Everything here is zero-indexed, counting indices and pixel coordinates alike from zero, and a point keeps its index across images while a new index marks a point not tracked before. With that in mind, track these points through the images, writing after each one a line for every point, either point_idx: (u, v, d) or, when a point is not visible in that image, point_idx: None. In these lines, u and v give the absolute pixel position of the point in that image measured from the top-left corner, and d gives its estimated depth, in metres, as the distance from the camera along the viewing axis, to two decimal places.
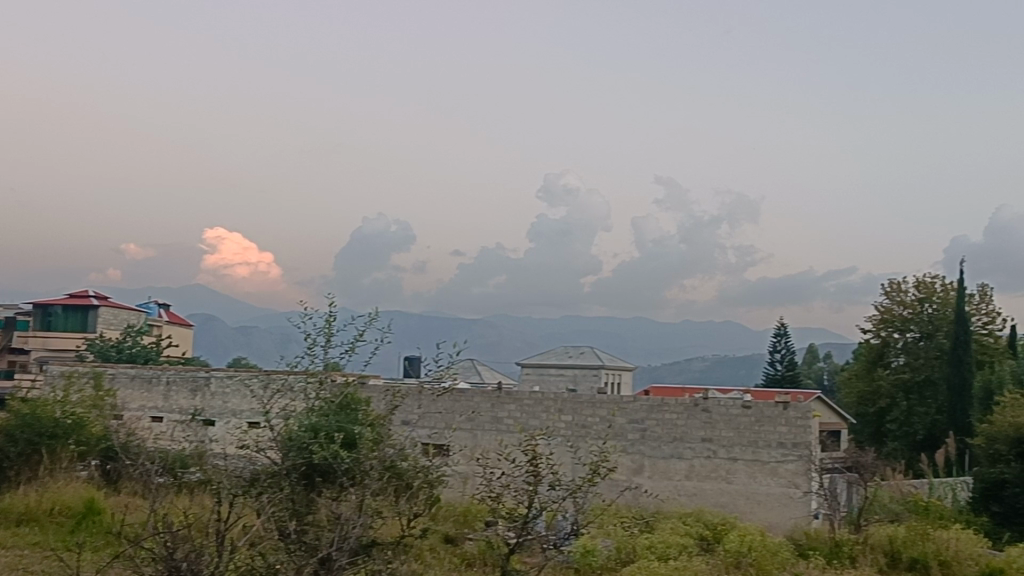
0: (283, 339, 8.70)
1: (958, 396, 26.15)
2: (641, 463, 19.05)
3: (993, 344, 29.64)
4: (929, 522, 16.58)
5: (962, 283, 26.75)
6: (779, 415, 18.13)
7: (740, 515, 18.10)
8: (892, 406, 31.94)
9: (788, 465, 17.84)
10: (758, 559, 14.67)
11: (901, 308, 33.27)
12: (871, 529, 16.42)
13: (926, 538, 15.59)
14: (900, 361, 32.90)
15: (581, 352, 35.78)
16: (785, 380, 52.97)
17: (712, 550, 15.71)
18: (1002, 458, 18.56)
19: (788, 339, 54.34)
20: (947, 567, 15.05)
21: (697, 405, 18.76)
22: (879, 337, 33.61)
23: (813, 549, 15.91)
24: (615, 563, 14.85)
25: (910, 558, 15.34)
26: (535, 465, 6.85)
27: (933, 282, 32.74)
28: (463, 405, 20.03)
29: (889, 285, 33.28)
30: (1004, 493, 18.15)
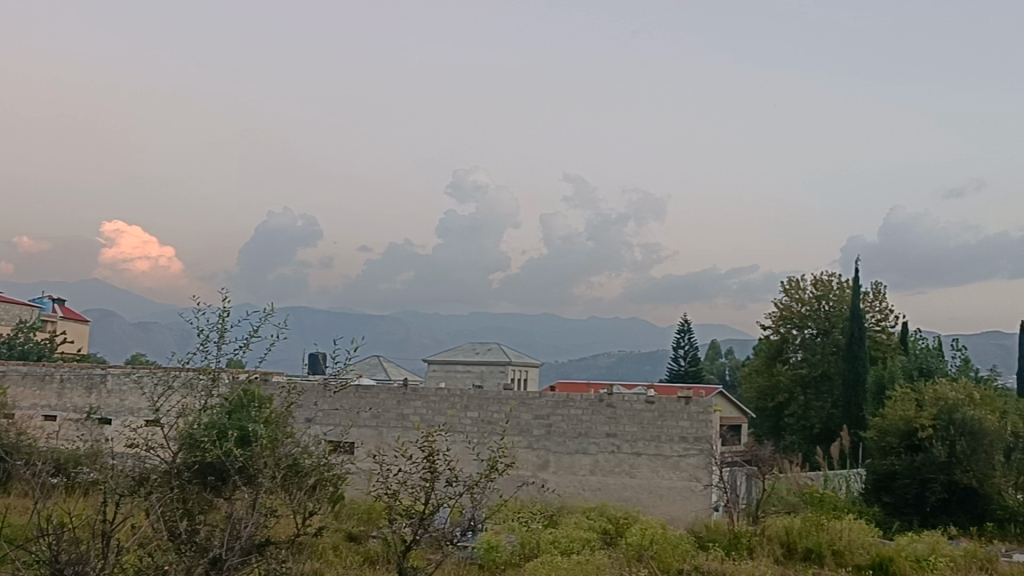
0: (178, 335, 8.48)
1: (853, 390, 26.98)
2: (547, 459, 19.19)
3: (886, 340, 30.65)
4: (823, 513, 17.07)
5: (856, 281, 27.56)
6: (681, 410, 18.43)
7: (643, 509, 18.37)
8: (790, 400, 32.77)
9: (689, 459, 18.16)
10: (659, 551, 14.89)
11: (799, 305, 34.19)
12: (768, 520, 16.81)
13: (820, 528, 16.05)
14: (798, 357, 33.80)
15: (488, 348, 35.85)
16: (688, 376, 53.97)
17: (614, 544, 15.90)
18: (893, 450, 19.28)
19: (692, 335, 55.31)
20: (839, 556, 15.52)
21: (602, 400, 18.98)
22: (778, 333, 34.47)
23: (712, 541, 16.20)
24: (519, 558, 14.91)
25: (805, 547, 15.76)
26: (432, 462, 6.81)
27: (829, 280, 33.70)
28: (368, 402, 19.86)
29: (787, 283, 34.14)
30: (895, 484, 18.84)
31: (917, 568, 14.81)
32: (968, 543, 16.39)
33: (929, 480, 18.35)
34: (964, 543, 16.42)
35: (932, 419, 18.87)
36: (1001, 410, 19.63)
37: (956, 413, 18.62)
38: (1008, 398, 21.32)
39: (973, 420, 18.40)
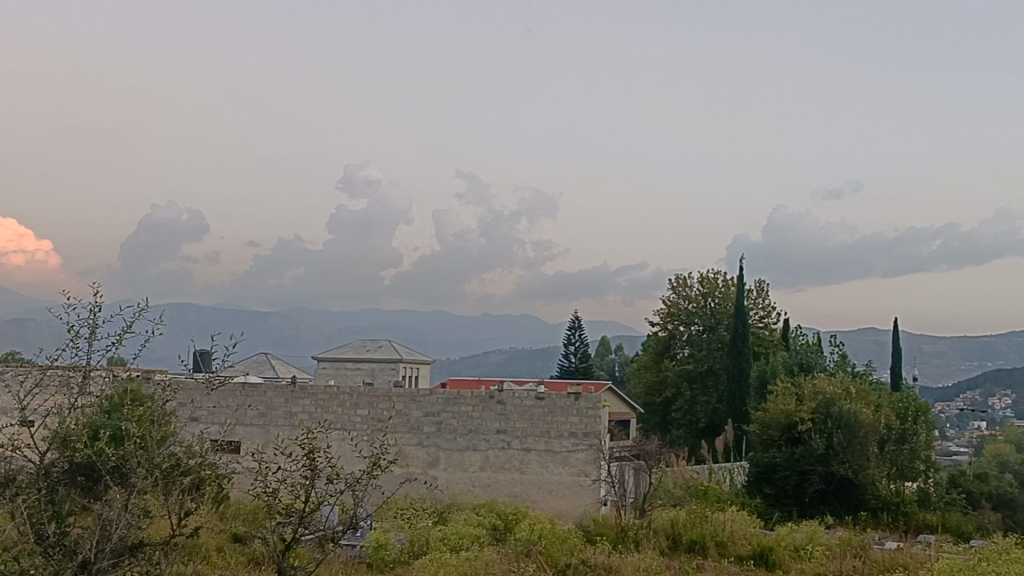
0: (48, 331, 8.14)
1: (737, 385, 27.66)
2: (437, 456, 19.14)
3: (769, 336, 31.52)
4: (707, 504, 17.48)
5: (742, 278, 28.22)
6: (571, 405, 18.60)
7: (533, 504, 18.50)
8: (677, 395, 33.46)
9: (578, 454, 18.35)
10: (548, 546, 15.02)
11: (687, 302, 34.88)
12: (655, 513, 17.11)
13: (704, 520, 16.43)
14: (685, 353, 34.50)
15: (379, 345, 35.58)
16: (578, 372, 54.58)
17: (504, 539, 15.97)
18: (774, 443, 19.82)
19: (582, 332, 55.94)
20: (722, 547, 15.91)
21: (492, 397, 19.03)
22: (666, 330, 35.13)
23: (600, 535, 16.41)
24: (409, 556, 14.82)
25: (690, 539, 16.10)
26: (312, 460, 6.71)
27: (716, 277, 34.47)
28: (255, 400, 19.50)
29: (675, 280, 34.79)
30: (776, 475, 19.37)
31: (796, 557, 15.32)
32: (844, 531, 16.98)
33: (808, 471, 18.96)
34: (840, 532, 17.02)
35: (811, 413, 19.50)
36: (875, 403, 20.38)
37: (834, 407, 19.32)
38: (883, 391, 22.15)
39: (849, 414, 19.12)
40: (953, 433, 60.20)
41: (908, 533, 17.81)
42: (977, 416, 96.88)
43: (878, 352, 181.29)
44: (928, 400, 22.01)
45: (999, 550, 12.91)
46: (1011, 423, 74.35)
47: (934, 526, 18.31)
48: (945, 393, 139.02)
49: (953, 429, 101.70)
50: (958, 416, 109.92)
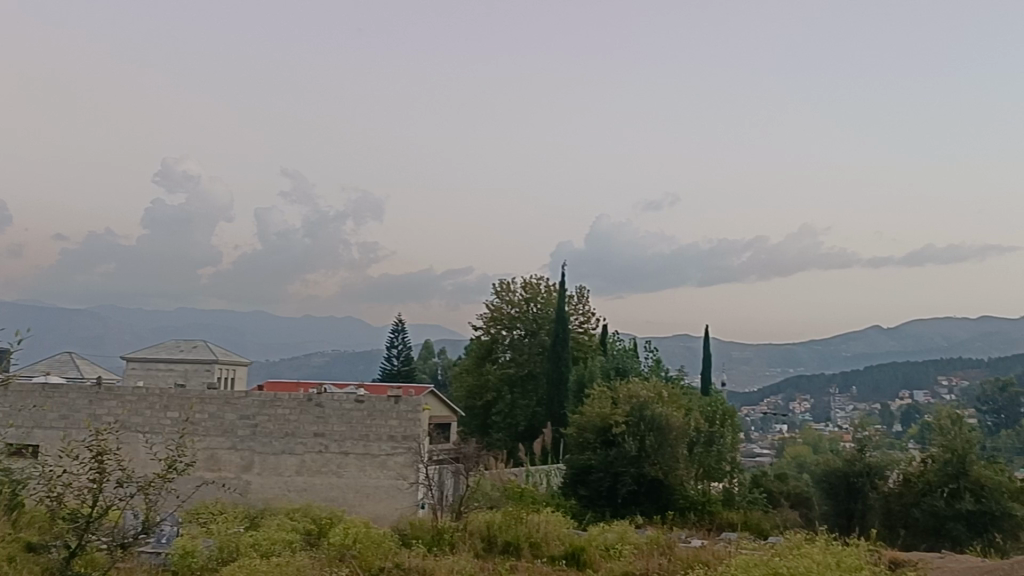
0: None
1: (556, 388, 28.18)
2: (251, 460, 18.65)
3: (587, 341, 32.37)
4: (523, 506, 17.72)
5: (563, 284, 28.82)
6: (390, 408, 18.50)
7: (349, 509, 18.30)
8: (498, 398, 33.85)
9: (397, 457, 18.29)
10: (362, 550, 14.87)
11: (509, 307, 35.34)
12: (471, 515, 17.20)
13: (519, 522, 16.66)
14: (507, 357, 34.92)
15: (194, 346, 34.38)
16: (400, 375, 54.38)
17: (317, 544, 15.71)
18: (589, 446, 20.25)
19: (405, 334, 55.82)
20: (536, 548, 16.15)
21: (310, 400, 18.71)
22: (489, 334, 35.44)
23: (415, 538, 16.37)
24: (217, 563, 14.32)
25: (504, 541, 16.27)
26: (100, 463, 6.42)
27: (538, 283, 35.17)
28: (56, 402, 18.49)
29: (499, 285, 35.20)
30: (590, 477, 19.80)
31: (606, 556, 15.74)
32: (653, 530, 17.57)
33: (621, 472, 19.51)
34: (648, 531, 17.59)
35: (625, 416, 20.10)
36: (685, 407, 21.17)
37: (647, 410, 20.01)
38: (693, 395, 23.06)
39: (661, 417, 19.85)
40: (754, 435, 63.48)
41: (713, 531, 18.61)
42: (779, 419, 102.48)
43: (692, 358, 188.86)
44: (734, 404, 23.06)
45: (791, 546, 13.64)
46: (808, 426, 79.01)
47: (736, 525, 19.20)
48: (753, 397, 146.19)
49: (756, 431, 107.18)
50: (763, 419, 115.83)
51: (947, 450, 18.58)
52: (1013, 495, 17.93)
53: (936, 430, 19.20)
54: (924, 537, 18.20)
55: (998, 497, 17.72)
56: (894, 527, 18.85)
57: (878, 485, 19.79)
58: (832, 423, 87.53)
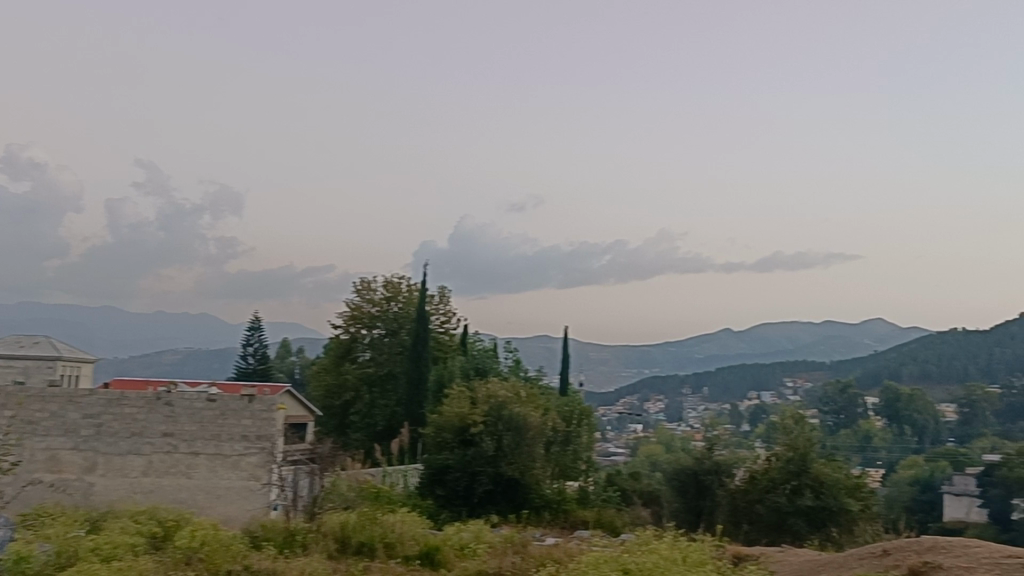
0: None
1: (415, 388, 28.10)
2: (95, 461, 17.95)
3: (448, 341, 32.41)
4: (378, 506, 17.59)
5: (424, 284, 28.76)
6: (243, 408, 18.06)
7: (198, 510, 17.81)
8: (356, 398, 33.55)
9: (249, 458, 17.88)
10: (210, 553, 14.45)
11: (370, 306, 35.02)
12: (324, 515, 16.93)
13: (374, 522, 16.52)
14: (366, 356, 34.62)
15: (36, 341, 32.85)
16: (256, 374, 53.26)
17: (163, 548, 15.22)
18: (447, 445, 20.27)
19: (262, 332, 54.68)
20: (390, 548, 16.06)
21: (159, 399, 18.09)
22: (348, 333, 35.03)
23: (266, 540, 16.04)
24: (54, 568, 13.70)
25: (358, 541, 16.11)
26: None
27: (399, 282, 34.98)
28: None
29: (359, 283, 34.83)
30: (447, 477, 19.84)
31: (460, 555, 15.78)
32: (508, 529, 17.69)
33: (478, 472, 19.65)
34: (503, 530, 17.72)
35: (483, 416, 20.22)
36: (543, 406, 21.40)
37: (505, 409, 20.18)
38: (551, 395, 23.33)
39: (518, 417, 20.04)
40: (608, 434, 64.82)
41: (567, 529, 18.88)
42: (634, 420, 104.91)
43: (552, 358, 191.36)
44: (591, 404, 23.45)
45: (640, 542, 13.96)
46: (660, 425, 81.20)
47: (590, 522, 19.53)
48: (611, 396, 149.24)
49: (612, 430, 109.48)
50: (619, 419, 118.42)
51: (790, 448, 19.37)
52: (849, 491, 18.81)
53: (780, 429, 20.01)
54: (767, 532, 18.93)
55: (836, 492, 18.58)
56: (739, 522, 19.53)
57: (725, 482, 20.52)
58: (684, 423, 90.20)
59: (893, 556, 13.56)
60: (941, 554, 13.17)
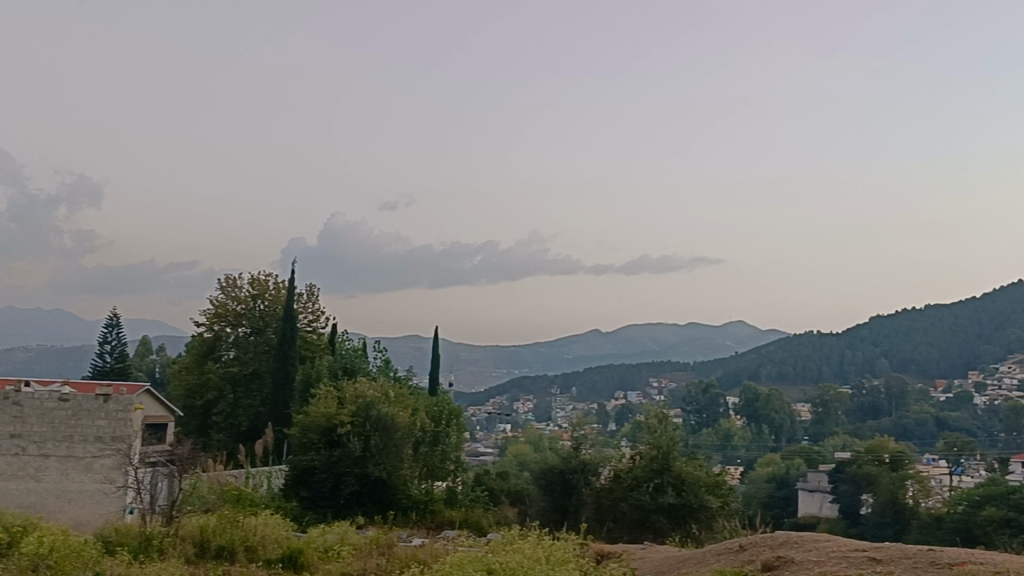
0: None
1: (281, 388, 27.54)
2: None
3: (315, 340, 31.91)
4: (240, 509, 17.17)
5: (292, 281, 28.20)
6: (98, 408, 17.36)
7: (47, 515, 17.02)
8: (219, 398, 32.67)
9: (103, 460, 17.19)
10: (60, 559, 13.79)
11: (235, 303, 34.15)
12: (182, 519, 16.36)
13: (234, 526, 16.10)
14: (230, 354, 33.75)
15: None
16: (113, 372, 51.29)
17: (9, 555, 14.49)
18: (313, 446, 19.94)
19: (120, 330, 52.70)
20: (252, 552, 15.69)
21: (7, 399, 17.25)
22: (211, 331, 34.06)
23: (120, 546, 15.42)
24: None
25: (218, 545, 15.68)
26: None
27: (266, 280, 34.25)
28: None
29: (224, 280, 33.91)
30: (313, 478, 19.51)
31: (323, 557, 15.50)
32: (373, 531, 17.51)
33: (344, 473, 19.43)
34: (369, 531, 17.53)
35: (350, 416, 19.96)
36: (412, 406, 21.25)
37: (372, 410, 19.97)
38: (420, 396, 23.17)
39: (386, 417, 19.86)
40: (476, 433, 64.96)
41: (433, 529, 18.81)
42: (502, 421, 105.48)
43: (422, 359, 190.69)
44: (460, 403, 23.39)
45: (506, 542, 14.00)
46: (528, 425, 81.85)
47: (457, 522, 19.50)
48: (480, 396, 149.68)
49: (480, 430, 109.84)
50: (487, 419, 118.78)
51: (653, 447, 19.78)
52: (709, 489, 19.33)
53: (645, 428, 20.42)
54: (629, 529, 19.27)
55: (696, 490, 19.06)
56: (603, 520, 19.83)
57: (591, 481, 20.82)
58: (553, 422, 91.24)
59: (749, 551, 13.98)
60: (793, 549, 13.67)
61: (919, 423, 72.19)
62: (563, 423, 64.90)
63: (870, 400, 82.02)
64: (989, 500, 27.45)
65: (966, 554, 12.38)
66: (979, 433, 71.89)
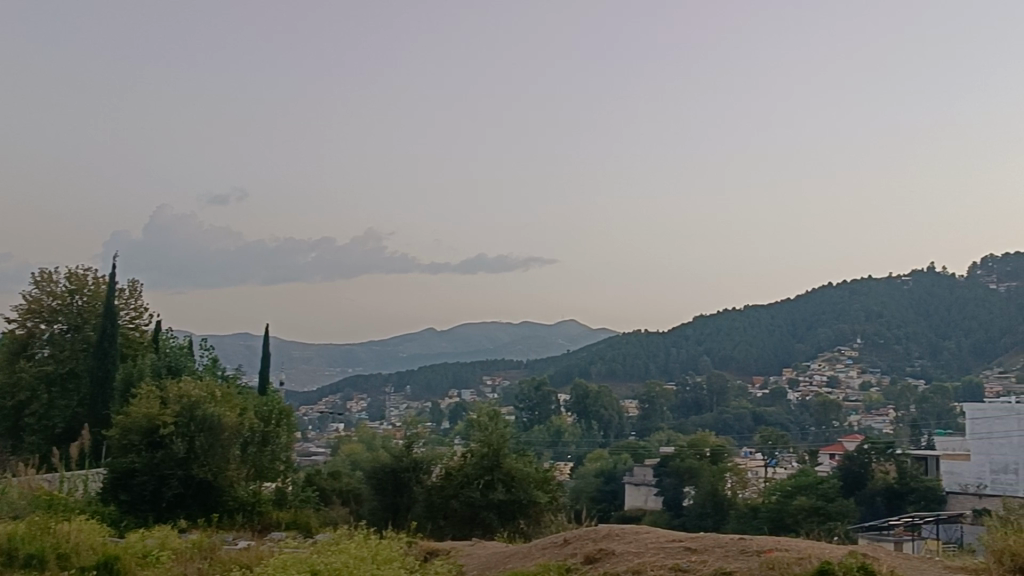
0: None
1: (100, 388, 26.45)
2: None
3: (138, 338, 30.79)
4: (52, 515, 16.39)
5: (112, 277, 27.05)
6: None
7: None
8: (32, 399, 31.04)
9: None
10: None
11: (50, 299, 32.53)
12: None
13: (45, 533, 15.37)
14: (44, 353, 32.10)
15: None
16: None
17: None
18: (133, 448, 19.22)
19: None
20: (63, 559, 14.97)
21: None
22: (23, 328, 32.28)
23: None
24: None
25: (26, 554, 14.90)
26: None
27: (84, 275, 32.80)
28: None
29: (38, 275, 32.23)
30: (132, 482, 18.83)
31: (141, 564, 14.94)
32: (197, 534, 17.12)
33: (167, 475, 18.88)
34: (191, 535, 17.08)
35: (173, 416, 19.28)
36: (240, 407, 20.71)
37: (198, 409, 19.34)
38: (249, 395, 22.60)
39: (212, 417, 19.27)
40: (305, 433, 63.65)
41: (260, 531, 18.50)
42: (333, 421, 103.66)
43: (252, 358, 185.44)
44: (291, 403, 22.84)
45: (331, 543, 13.85)
46: (358, 424, 80.63)
47: (284, 524, 19.25)
48: (311, 395, 146.69)
49: (312, 430, 107.69)
50: (319, 419, 116.32)
51: (484, 444, 19.97)
52: (538, 484, 19.69)
53: (476, 425, 20.59)
54: (458, 526, 19.41)
55: (526, 486, 19.39)
56: (434, 518, 19.94)
57: (423, 479, 20.93)
58: (387, 421, 90.45)
59: (572, 545, 14.30)
60: (615, 541, 14.08)
61: (738, 417, 75.68)
62: (393, 422, 64.43)
63: (693, 397, 85.37)
64: (799, 489, 29.21)
65: (773, 542, 13.03)
66: (792, 428, 76.00)
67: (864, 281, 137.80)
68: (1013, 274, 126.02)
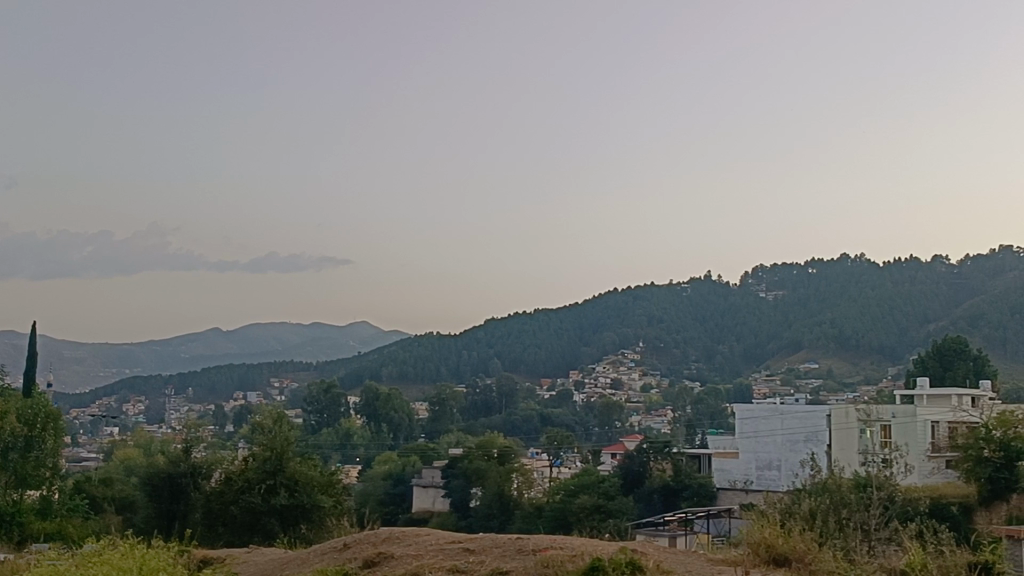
0: None
1: None
2: None
3: None
4: None
5: None
6: None
7: None
8: None
9: None
10: None
11: None
12: None
13: None
14: None
15: None
16: None
17: None
18: None
19: None
20: None
21: None
22: None
23: None
24: None
25: None
26: None
27: None
28: None
29: None
30: None
31: None
32: None
33: None
34: None
35: None
36: None
37: None
38: (11, 398, 21.09)
39: None
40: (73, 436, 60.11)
41: (16, 543, 17.30)
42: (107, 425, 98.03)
43: (18, 357, 172.95)
44: (58, 406, 21.46)
45: (93, 554, 13.10)
46: (133, 428, 76.77)
47: (46, 535, 18.08)
48: (83, 397, 138.21)
49: (82, 435, 101.78)
50: (91, 424, 109.69)
51: (266, 448, 19.44)
52: (322, 488, 19.34)
53: (259, 429, 20.04)
54: (238, 533, 18.79)
55: (309, 490, 19.02)
56: (212, 525, 19.23)
57: (201, 484, 20.16)
58: (166, 425, 86.56)
59: (352, 549, 14.11)
60: (395, 544, 13.97)
61: (525, 419, 77.32)
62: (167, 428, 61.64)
63: (483, 398, 86.44)
64: (582, 489, 30.12)
65: (548, 540, 13.29)
66: (577, 429, 78.38)
67: (648, 288, 143.72)
68: (782, 283, 135.02)
